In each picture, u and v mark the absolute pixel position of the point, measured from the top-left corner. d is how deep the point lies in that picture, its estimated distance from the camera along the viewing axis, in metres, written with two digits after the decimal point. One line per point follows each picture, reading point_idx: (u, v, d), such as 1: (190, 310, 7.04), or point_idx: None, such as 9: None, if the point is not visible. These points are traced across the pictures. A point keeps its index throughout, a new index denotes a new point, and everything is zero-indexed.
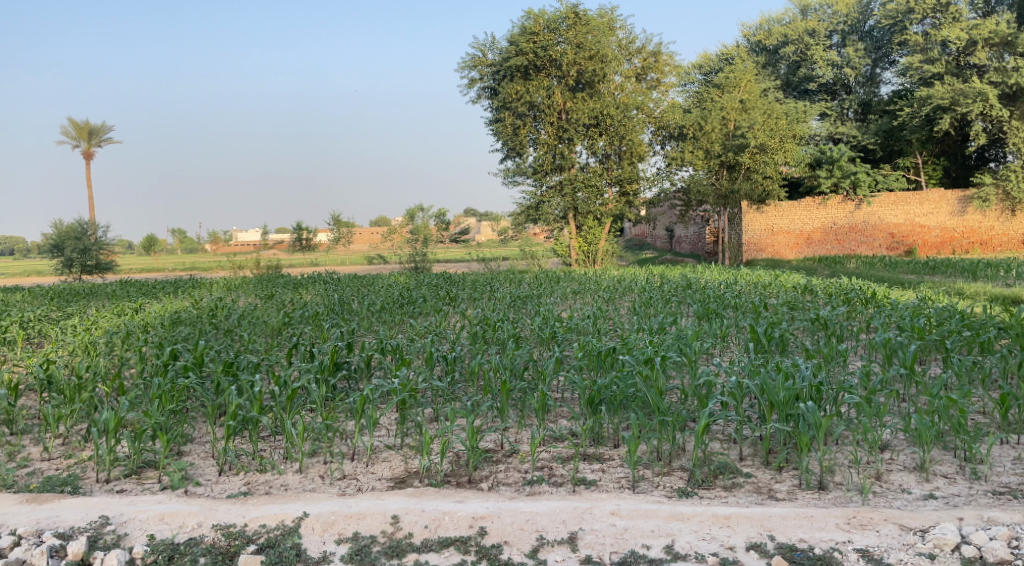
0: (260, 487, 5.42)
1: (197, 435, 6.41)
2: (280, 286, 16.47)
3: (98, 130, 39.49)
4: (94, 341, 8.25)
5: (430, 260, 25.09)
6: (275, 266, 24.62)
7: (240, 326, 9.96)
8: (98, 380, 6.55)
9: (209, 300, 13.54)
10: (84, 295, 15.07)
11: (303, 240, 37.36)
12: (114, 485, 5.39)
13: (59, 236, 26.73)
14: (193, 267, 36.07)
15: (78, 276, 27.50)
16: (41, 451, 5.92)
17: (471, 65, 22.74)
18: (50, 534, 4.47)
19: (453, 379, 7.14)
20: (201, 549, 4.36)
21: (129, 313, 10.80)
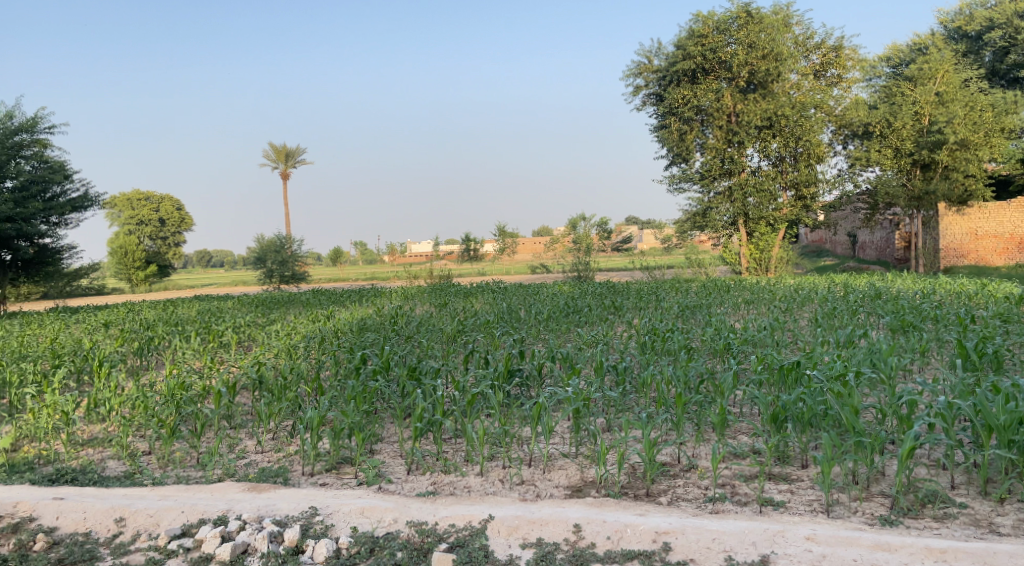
0: (445, 487, 5.67)
1: (387, 434, 6.84)
2: (453, 295, 17.18)
3: (294, 152, 43.26)
4: (295, 345, 9.05)
5: (594, 270, 25.14)
6: (446, 275, 25.74)
7: (418, 332, 10.50)
8: (301, 382, 7.20)
9: (389, 308, 14.45)
10: (285, 303, 16.58)
11: (471, 251, 38.68)
12: (318, 478, 5.87)
13: (262, 249, 29.60)
14: (372, 278, 38.48)
15: (277, 286, 30.32)
16: (255, 444, 6.59)
17: (636, 72, 22.62)
18: (269, 520, 4.92)
19: (624, 390, 7.09)
20: (398, 544, 4.63)
21: (321, 320, 11.74)
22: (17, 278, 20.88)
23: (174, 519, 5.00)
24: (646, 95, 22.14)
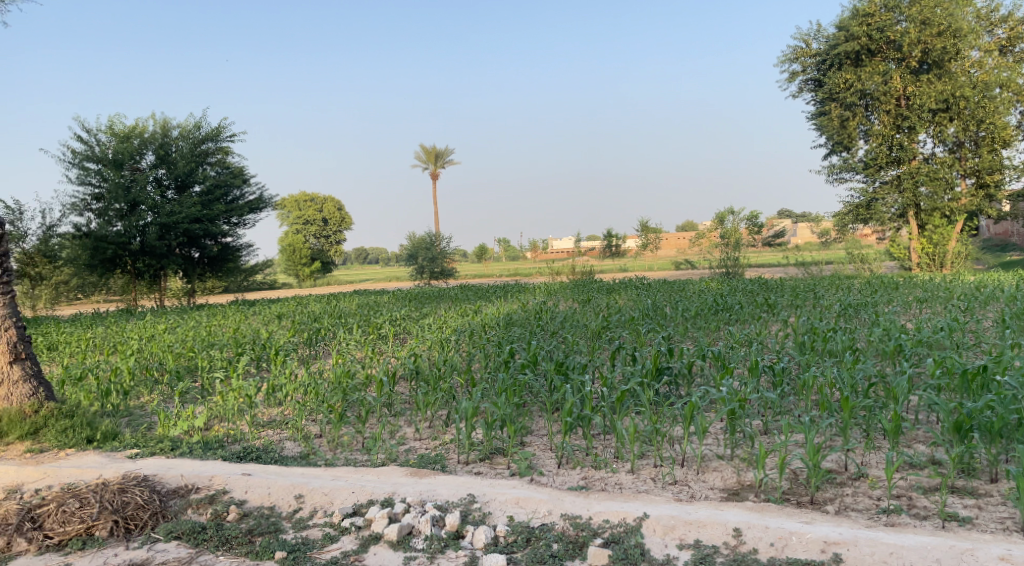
0: (597, 483, 5.67)
1: (536, 428, 6.95)
2: (597, 291, 17.10)
3: (443, 153, 44.80)
4: (447, 338, 9.40)
5: (744, 266, 24.14)
6: (589, 271, 25.69)
7: (565, 328, 10.56)
8: (454, 373, 7.46)
9: (534, 303, 14.64)
10: (435, 298, 17.22)
11: (614, 247, 38.32)
12: (472, 467, 6.07)
13: (414, 247, 30.93)
14: (517, 274, 39.07)
15: (428, 281, 31.61)
16: (414, 431, 6.93)
17: (793, 58, 21.48)
18: (431, 505, 5.15)
19: (782, 391, 6.77)
20: (553, 535, 4.71)
21: (469, 315, 12.07)
22: (204, 274, 22.88)
23: (346, 498, 5.35)
24: (804, 81, 20.95)
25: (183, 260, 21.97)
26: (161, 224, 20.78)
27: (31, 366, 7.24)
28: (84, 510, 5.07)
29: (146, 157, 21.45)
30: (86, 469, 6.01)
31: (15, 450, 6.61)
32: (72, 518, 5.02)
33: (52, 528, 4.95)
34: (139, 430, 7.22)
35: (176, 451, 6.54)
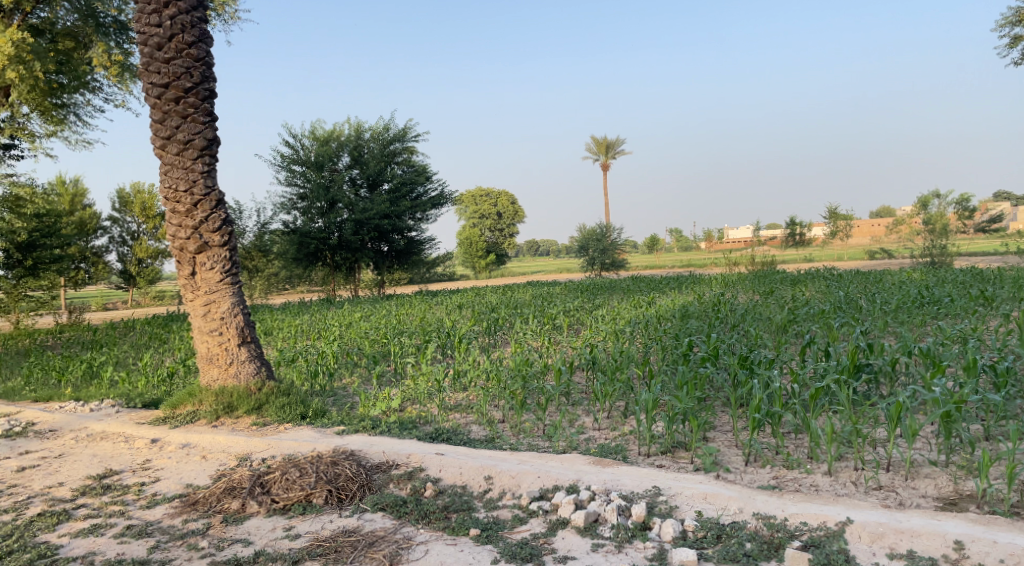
0: (789, 483, 5.42)
1: (720, 423, 6.76)
2: (779, 283, 16.24)
3: (615, 144, 44.50)
4: (622, 329, 9.37)
5: (950, 255, 21.83)
6: (770, 262, 24.46)
7: (745, 320, 10.15)
8: (632, 365, 7.42)
9: (711, 295, 14.20)
10: (608, 289, 17.21)
11: (797, 236, 36.16)
12: (654, 460, 6.04)
13: (585, 239, 31.08)
14: (692, 264, 38.01)
15: (599, 273, 31.66)
16: (593, 421, 7.02)
17: (1012, 21, 19.06)
18: (616, 494, 5.18)
19: (1005, 394, 6.07)
20: (746, 534, 4.62)
21: (643, 306, 11.94)
22: (392, 266, 24.36)
23: (533, 482, 5.52)
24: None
25: (374, 253, 23.45)
26: (356, 220, 22.52)
27: (255, 348, 8.12)
28: (303, 479, 5.57)
29: (342, 159, 23.28)
30: (302, 442, 6.65)
31: (244, 423, 7.43)
32: (293, 485, 5.52)
33: (278, 494, 5.46)
34: (343, 409, 7.87)
35: (377, 429, 7.06)
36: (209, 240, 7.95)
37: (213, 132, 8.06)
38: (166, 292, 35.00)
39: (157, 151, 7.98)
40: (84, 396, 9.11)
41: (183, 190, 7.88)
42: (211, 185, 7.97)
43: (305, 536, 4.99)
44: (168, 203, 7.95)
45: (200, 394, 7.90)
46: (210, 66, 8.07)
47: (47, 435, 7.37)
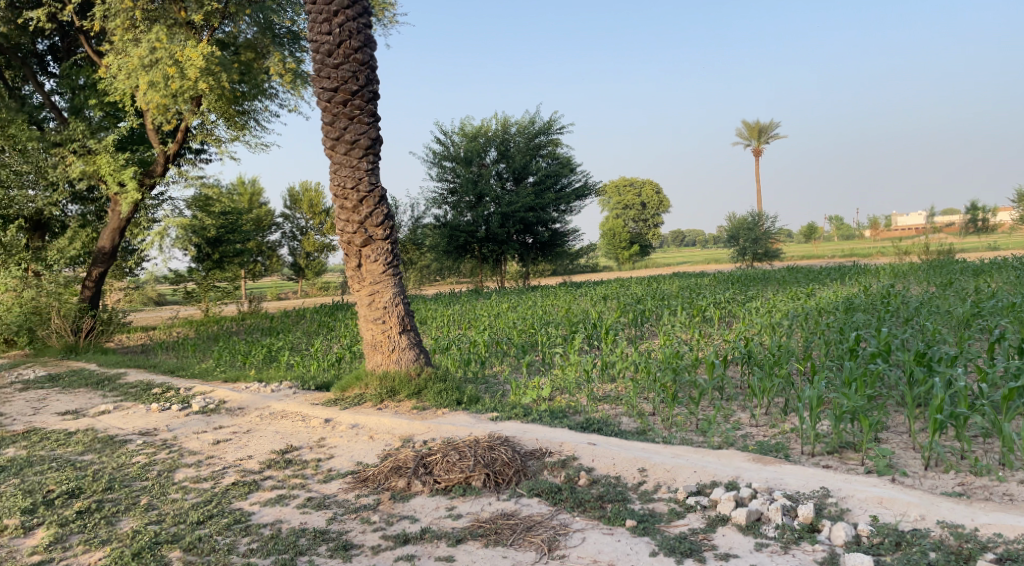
0: (977, 491, 4.98)
1: (893, 424, 6.31)
2: (957, 273, 14.84)
3: (768, 128, 42.46)
4: (780, 322, 8.93)
5: None
6: (946, 251, 22.41)
7: (919, 314, 9.36)
8: (792, 359, 7.07)
9: (877, 286, 13.21)
10: (762, 280, 16.49)
11: (978, 221, 32.85)
12: (820, 460, 5.75)
13: (735, 228, 29.92)
14: (854, 254, 35.55)
15: (751, 263, 30.39)
16: (750, 417, 6.79)
17: None
18: (780, 494, 4.98)
19: None
20: (930, 543, 4.36)
21: (802, 298, 11.34)
22: (537, 257, 24.64)
23: (689, 476, 5.42)
24: None
25: (519, 245, 23.90)
26: (501, 214, 22.95)
27: (415, 336, 8.52)
28: (462, 462, 5.76)
29: (489, 153, 23.82)
30: (459, 426, 6.90)
31: (405, 406, 7.80)
32: (454, 467, 5.72)
33: (439, 475, 5.67)
34: (496, 396, 8.10)
35: (529, 417, 7.19)
36: (373, 233, 8.42)
37: (376, 132, 8.51)
38: (330, 283, 37.45)
39: (327, 151, 8.53)
40: (264, 378, 9.95)
41: (350, 187, 8.37)
42: (374, 182, 8.42)
43: (466, 517, 5.12)
44: (337, 200, 8.48)
45: (365, 378, 8.39)
46: (374, 69, 8.52)
47: (235, 412, 8.11)
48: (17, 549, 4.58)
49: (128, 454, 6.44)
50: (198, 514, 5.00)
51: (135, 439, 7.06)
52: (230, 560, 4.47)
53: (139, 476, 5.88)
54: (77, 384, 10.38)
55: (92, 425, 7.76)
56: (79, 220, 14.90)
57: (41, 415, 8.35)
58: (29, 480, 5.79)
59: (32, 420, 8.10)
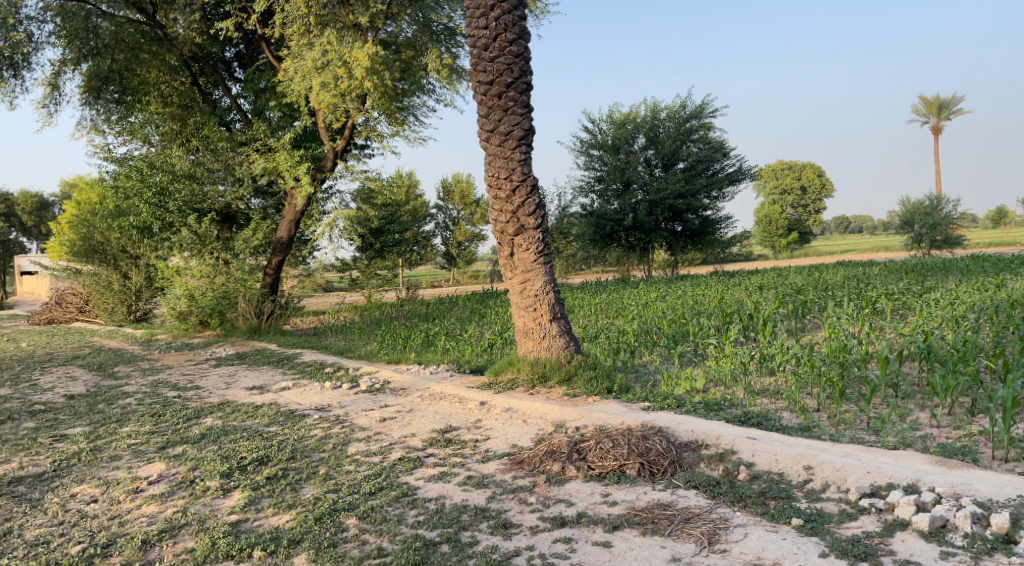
0: None
1: None
2: None
3: (949, 103, 38.74)
4: (964, 316, 8.16)
5: None
6: None
7: None
8: (980, 356, 6.45)
9: None
10: (940, 270, 15.11)
11: None
12: (1015, 467, 5.22)
13: (909, 213, 27.60)
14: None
15: (927, 251, 27.93)
16: (929, 418, 6.28)
17: None
18: (968, 500, 4.59)
19: None
20: None
21: (989, 289, 10.28)
22: (687, 245, 23.97)
23: (861, 477, 5.11)
24: None
25: (669, 233, 23.37)
26: (649, 202, 22.50)
27: (565, 324, 8.57)
28: (616, 449, 5.75)
29: (638, 140, 23.44)
30: (611, 414, 6.89)
31: (557, 392, 7.90)
32: (608, 455, 5.71)
33: (594, 461, 5.68)
34: (647, 386, 8.01)
35: (682, 408, 7.05)
36: (525, 223, 8.54)
37: (529, 122, 8.62)
38: (481, 271, 38.55)
39: (483, 143, 8.75)
40: (424, 360, 10.45)
41: (503, 177, 8.54)
42: (527, 172, 8.53)
43: (623, 504, 5.11)
44: (491, 190, 8.69)
45: (518, 363, 8.57)
46: (528, 60, 8.63)
47: (399, 392, 8.58)
48: (218, 508, 5.06)
49: (306, 428, 6.99)
50: (370, 486, 5.32)
51: (311, 413, 7.65)
52: (399, 530, 4.71)
53: (317, 447, 6.35)
54: (261, 362, 11.41)
55: (274, 399, 8.50)
56: (261, 213, 16.24)
57: (232, 389, 9.26)
58: (225, 446, 6.42)
59: (225, 394, 9.00)
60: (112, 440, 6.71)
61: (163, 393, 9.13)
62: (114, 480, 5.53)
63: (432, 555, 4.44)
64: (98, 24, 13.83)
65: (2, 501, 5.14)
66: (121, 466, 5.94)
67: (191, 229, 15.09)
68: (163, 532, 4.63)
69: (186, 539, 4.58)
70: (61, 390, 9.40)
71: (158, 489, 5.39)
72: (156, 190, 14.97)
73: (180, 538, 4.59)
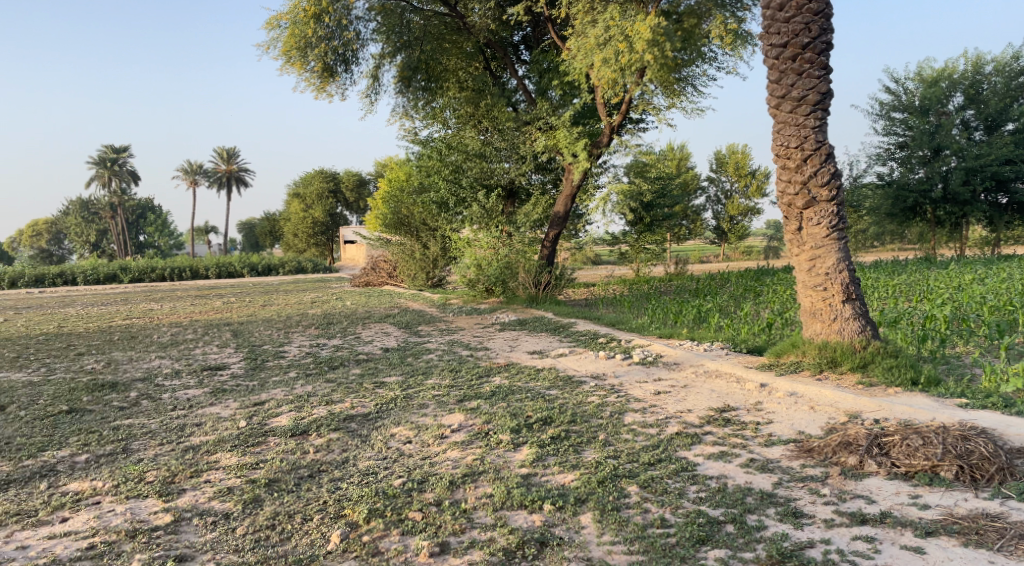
0: None
1: None
2: None
3: None
4: None
5: None
6: None
7: None
8: None
9: None
10: None
11: None
12: None
13: None
14: None
15: None
16: None
17: None
18: None
19: None
20: None
21: None
22: (1014, 220, 20.50)
23: None
24: None
25: (989, 206, 20.15)
26: (966, 169, 19.54)
27: (861, 306, 7.78)
28: (928, 448, 5.16)
29: (954, 100, 20.49)
30: (918, 409, 6.18)
31: (849, 380, 7.25)
32: (917, 453, 5.15)
33: (899, 458, 5.16)
34: (962, 380, 7.05)
35: (1010, 409, 6.08)
36: (817, 194, 7.89)
37: (827, 85, 7.92)
38: (756, 247, 36.64)
39: (772, 111, 8.25)
40: (697, 336, 10.24)
41: (794, 146, 7.99)
42: (822, 139, 7.85)
43: (936, 509, 4.58)
44: (779, 160, 8.17)
45: (803, 346, 8.02)
46: (830, 17, 7.92)
47: (672, 366, 8.54)
48: (510, 460, 5.47)
49: (584, 394, 7.26)
50: (649, 457, 5.37)
51: (588, 381, 7.92)
52: (682, 503, 4.72)
53: (596, 414, 6.57)
54: (540, 329, 12.06)
55: (553, 365, 8.97)
56: (541, 188, 17.03)
57: (515, 353, 9.92)
58: (512, 404, 6.92)
59: (510, 356, 9.68)
60: (419, 389, 7.58)
61: (458, 352, 10.08)
62: (423, 426, 6.25)
63: (716, 533, 4.39)
64: (410, 19, 15.41)
65: (340, 434, 6.08)
66: (427, 414, 6.69)
67: (481, 205, 16.35)
68: (466, 476, 5.14)
69: (485, 485, 5.03)
70: (378, 344, 10.83)
71: (459, 437, 5.98)
72: (452, 168, 16.59)
73: (479, 483, 5.06)
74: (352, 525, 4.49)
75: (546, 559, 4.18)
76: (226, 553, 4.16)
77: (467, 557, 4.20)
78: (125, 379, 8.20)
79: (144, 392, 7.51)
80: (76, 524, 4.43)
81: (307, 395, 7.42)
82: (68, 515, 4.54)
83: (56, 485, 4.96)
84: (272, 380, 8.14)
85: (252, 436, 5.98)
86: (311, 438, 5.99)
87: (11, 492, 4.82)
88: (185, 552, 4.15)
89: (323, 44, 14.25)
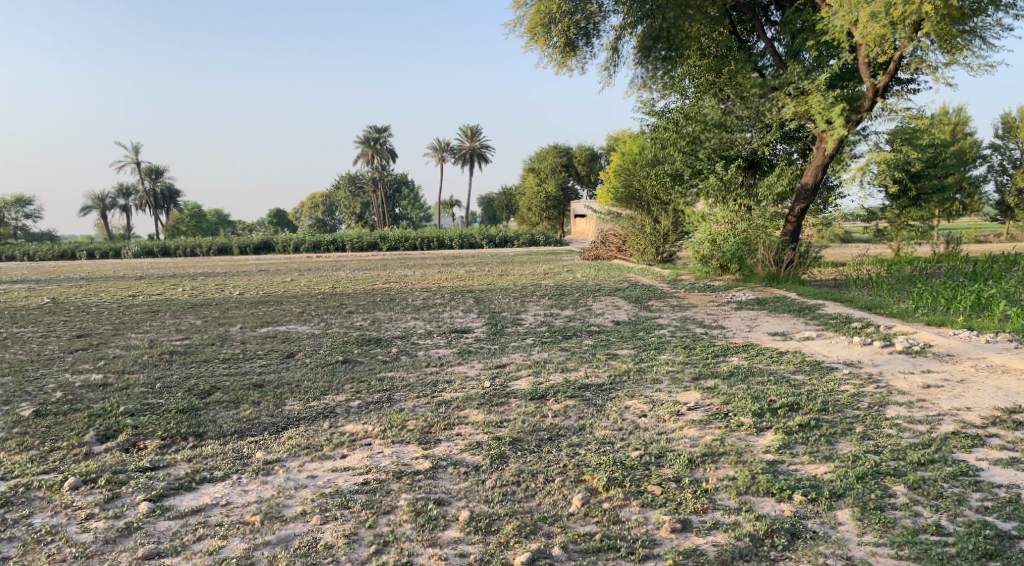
0: None
1: None
2: None
3: None
4: None
5: None
6: None
7: None
8: None
9: None
10: None
11: None
12: None
13: None
14: None
15: None
16: None
17: None
18: None
19: None
20: None
21: None
22: None
23: None
24: None
25: None
26: None
27: None
28: None
29: None
30: None
31: None
32: None
33: None
34: None
35: None
36: None
37: None
38: None
39: None
40: (976, 327, 8.95)
41: None
42: None
43: None
44: None
45: None
46: None
47: (945, 358, 7.57)
48: (753, 444, 5.22)
49: (836, 382, 6.68)
50: (919, 456, 4.81)
51: (841, 368, 7.30)
52: (962, 511, 4.19)
53: (851, 404, 6.02)
54: (782, 310, 11.32)
55: (799, 348, 8.39)
56: (786, 159, 15.89)
57: (755, 333, 9.42)
58: (754, 387, 6.59)
59: (748, 337, 9.20)
60: (653, 363, 7.52)
61: (692, 328, 9.82)
62: (658, 401, 6.17)
63: (1007, 550, 3.86)
64: None
65: (576, 401, 6.21)
66: (663, 389, 6.60)
67: (718, 176, 15.62)
68: (705, 456, 4.99)
69: (726, 466, 4.85)
70: (610, 316, 10.88)
71: (696, 416, 5.82)
72: (689, 140, 16.00)
73: (720, 464, 4.89)
74: (593, 491, 4.57)
75: (799, 552, 3.95)
76: (478, 503, 4.45)
77: (711, 537, 4.09)
78: (387, 335, 9.09)
79: (402, 348, 8.29)
80: (353, 461, 5.00)
81: (545, 361, 7.70)
82: (346, 453, 5.13)
83: (336, 425, 5.62)
84: (511, 345, 8.55)
85: (496, 397, 6.31)
86: (550, 404, 6.18)
87: (301, 428, 5.56)
88: (442, 497, 4.50)
89: (568, 19, 14.48)
